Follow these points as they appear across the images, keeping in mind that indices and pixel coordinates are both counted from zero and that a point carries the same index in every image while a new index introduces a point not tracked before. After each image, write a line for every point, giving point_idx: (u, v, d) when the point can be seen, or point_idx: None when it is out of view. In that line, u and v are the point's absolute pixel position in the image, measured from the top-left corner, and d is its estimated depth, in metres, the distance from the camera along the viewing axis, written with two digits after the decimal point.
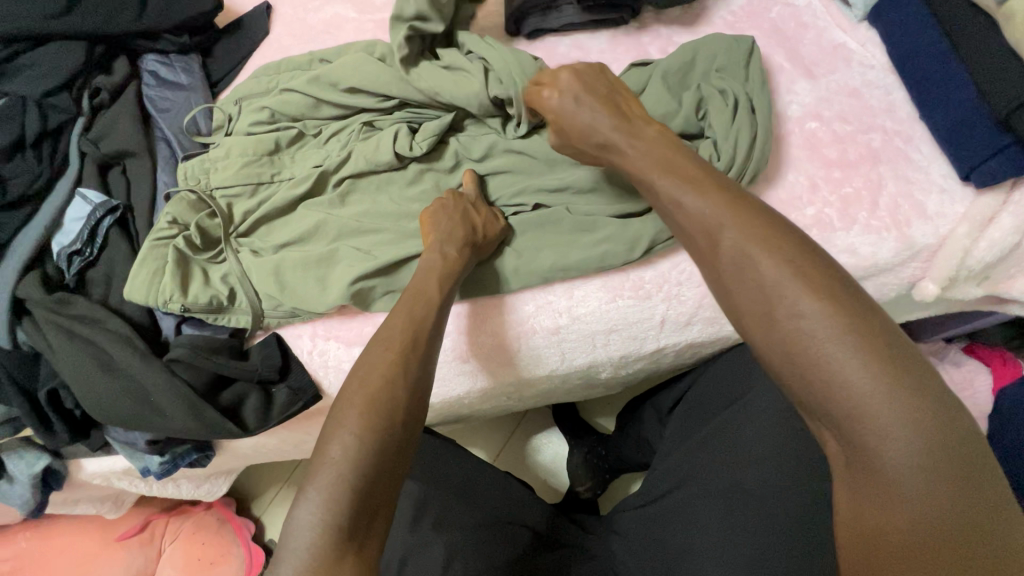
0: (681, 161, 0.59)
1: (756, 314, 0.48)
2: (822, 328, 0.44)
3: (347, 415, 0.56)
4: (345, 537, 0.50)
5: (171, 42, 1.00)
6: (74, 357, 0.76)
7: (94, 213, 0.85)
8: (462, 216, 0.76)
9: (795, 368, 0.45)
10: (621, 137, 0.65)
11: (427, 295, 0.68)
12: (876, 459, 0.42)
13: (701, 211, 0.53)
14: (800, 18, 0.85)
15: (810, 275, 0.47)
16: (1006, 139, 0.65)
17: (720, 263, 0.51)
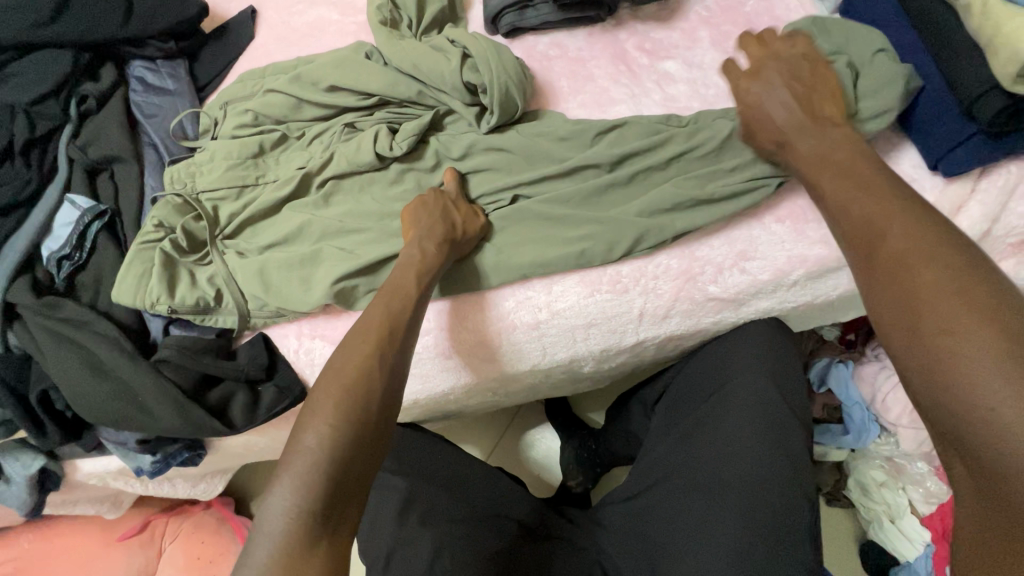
0: (863, 176, 0.60)
1: (899, 319, 0.50)
2: (969, 339, 0.45)
3: (324, 406, 0.57)
4: (318, 524, 0.52)
5: (156, 48, 1.01)
6: (64, 359, 0.77)
7: (82, 218, 0.86)
8: (441, 214, 0.77)
9: (930, 373, 0.46)
10: (797, 137, 0.68)
11: (404, 292, 0.70)
12: (1007, 478, 0.40)
13: (867, 217, 0.57)
14: (774, 11, 0.87)
15: (970, 291, 0.47)
16: (973, 127, 0.66)
17: (874, 266, 0.54)
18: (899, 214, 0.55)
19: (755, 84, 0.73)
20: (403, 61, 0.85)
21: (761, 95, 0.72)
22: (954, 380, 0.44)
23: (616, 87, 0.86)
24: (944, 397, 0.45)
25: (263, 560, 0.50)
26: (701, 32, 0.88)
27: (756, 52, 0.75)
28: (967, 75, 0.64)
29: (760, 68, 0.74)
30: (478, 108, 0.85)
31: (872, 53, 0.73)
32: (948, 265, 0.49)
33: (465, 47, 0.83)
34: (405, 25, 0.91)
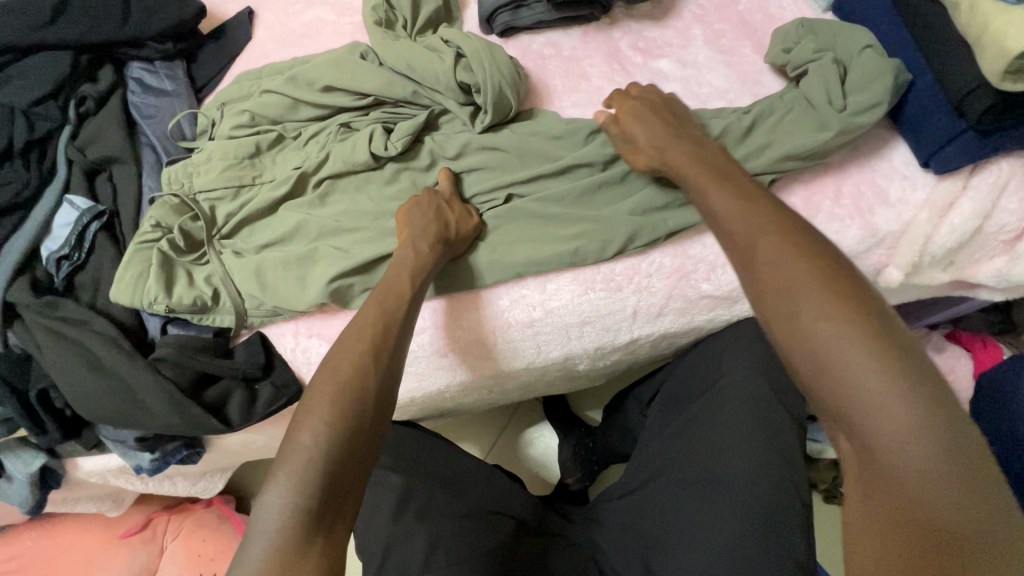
0: (732, 178, 0.61)
1: (779, 316, 0.49)
2: (840, 331, 0.45)
3: (319, 404, 0.58)
4: (314, 520, 0.52)
5: (154, 49, 1.02)
6: (62, 358, 0.78)
7: (81, 218, 0.87)
8: (435, 214, 0.78)
9: (814, 370, 0.46)
10: (676, 145, 0.69)
11: (397, 290, 0.70)
12: (891, 466, 0.42)
13: (738, 214, 0.56)
14: (767, 9, 0.87)
15: (832, 282, 0.48)
16: (963, 124, 0.66)
17: (750, 261, 0.53)
18: (765, 208, 0.55)
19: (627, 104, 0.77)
20: (397, 62, 0.86)
21: (638, 118, 0.75)
22: (836, 374, 0.45)
23: (610, 86, 0.86)
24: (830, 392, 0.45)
25: (258, 557, 0.51)
26: (695, 30, 0.88)
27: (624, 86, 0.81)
28: (957, 72, 0.64)
29: (632, 101, 0.77)
30: (473, 108, 0.85)
31: (860, 49, 0.74)
32: (810, 256, 0.50)
33: (459, 47, 0.84)
34: (400, 25, 0.91)
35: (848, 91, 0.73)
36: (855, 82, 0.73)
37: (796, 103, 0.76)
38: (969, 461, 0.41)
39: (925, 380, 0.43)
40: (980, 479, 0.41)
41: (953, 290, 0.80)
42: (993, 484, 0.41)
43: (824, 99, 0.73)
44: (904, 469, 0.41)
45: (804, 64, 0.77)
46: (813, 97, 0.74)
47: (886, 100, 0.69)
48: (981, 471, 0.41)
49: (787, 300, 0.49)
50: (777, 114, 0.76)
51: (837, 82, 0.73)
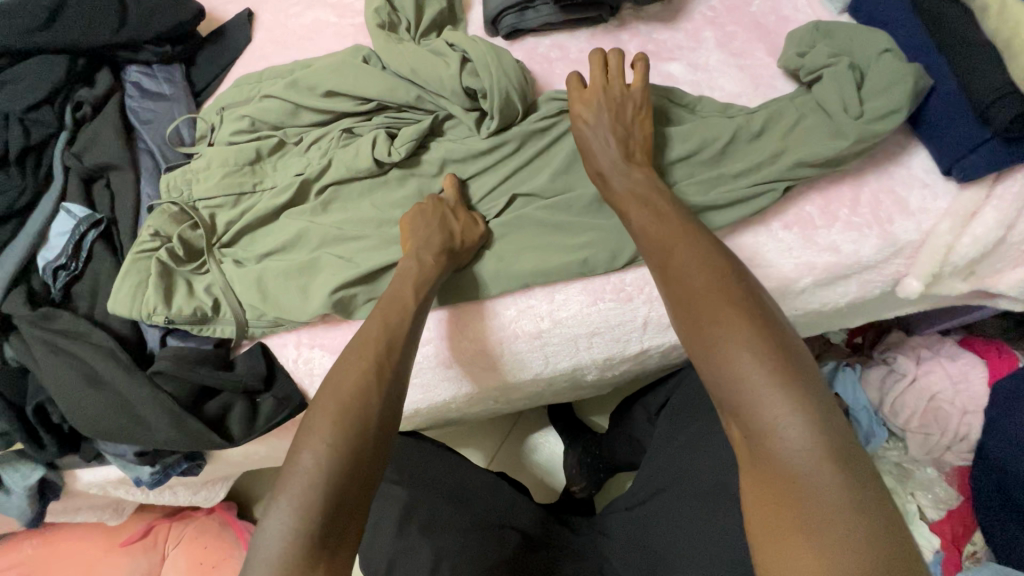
0: (659, 200, 0.65)
1: (684, 319, 0.54)
2: (732, 333, 0.50)
3: (320, 425, 0.56)
4: (316, 547, 0.50)
5: (152, 53, 0.99)
6: (59, 371, 0.77)
7: (78, 227, 0.86)
8: (440, 224, 0.76)
9: (711, 370, 0.50)
10: (614, 170, 0.70)
11: (400, 305, 0.68)
12: (771, 451, 0.45)
13: (659, 231, 0.62)
14: (781, 11, 0.85)
15: (727, 288, 0.54)
16: (987, 132, 0.65)
17: (664, 272, 0.59)
18: (681, 230, 0.61)
19: (588, 109, 0.74)
20: (402, 65, 0.84)
21: (589, 126, 0.73)
22: (729, 374, 0.49)
23: None
24: (722, 389, 0.49)
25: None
26: (706, 32, 0.86)
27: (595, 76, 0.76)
28: (981, 78, 0.63)
29: (594, 102, 0.73)
30: (478, 113, 0.83)
31: (877, 53, 0.72)
32: (712, 268, 0.56)
33: (464, 51, 0.82)
34: (403, 28, 0.89)
35: (867, 95, 0.71)
36: (873, 86, 0.70)
37: (811, 109, 0.74)
38: (840, 451, 0.45)
39: (802, 379, 0.48)
40: (851, 466, 0.44)
41: (972, 300, 0.78)
42: (863, 471, 0.45)
43: (840, 107, 0.71)
44: (781, 452, 0.45)
45: (819, 69, 0.75)
46: (829, 104, 0.72)
47: (907, 106, 0.67)
48: (842, 455, 0.44)
49: (688, 304, 0.55)
50: (792, 119, 0.74)
51: (853, 88, 0.71)
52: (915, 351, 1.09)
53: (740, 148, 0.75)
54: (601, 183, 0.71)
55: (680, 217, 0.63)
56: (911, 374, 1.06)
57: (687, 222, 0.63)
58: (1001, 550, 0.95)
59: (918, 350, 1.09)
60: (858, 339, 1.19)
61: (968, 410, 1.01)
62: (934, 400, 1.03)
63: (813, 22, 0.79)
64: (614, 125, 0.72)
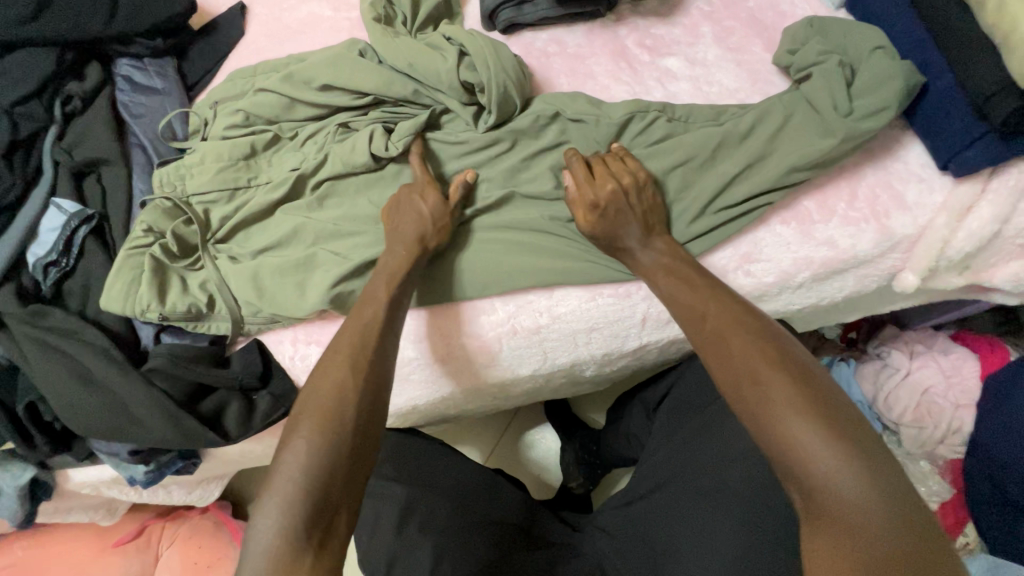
0: (686, 266, 0.68)
1: (732, 386, 0.57)
2: (779, 394, 0.53)
3: (301, 422, 0.56)
4: (300, 542, 0.50)
5: (144, 46, 0.98)
6: (51, 369, 0.76)
7: (69, 222, 0.84)
8: (415, 214, 0.75)
9: (763, 433, 0.52)
10: (635, 245, 0.70)
11: (375, 301, 0.69)
12: (831, 507, 0.47)
13: (688, 299, 0.65)
14: (778, 7, 0.85)
15: (768, 352, 0.57)
16: (983, 127, 0.65)
17: (703, 340, 0.62)
18: (711, 293, 0.65)
19: (597, 189, 0.71)
20: (398, 60, 0.83)
21: (604, 207, 0.71)
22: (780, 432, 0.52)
23: (618, 85, 0.84)
24: (776, 449, 0.51)
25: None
26: (704, 27, 0.86)
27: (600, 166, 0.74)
28: (978, 74, 0.63)
29: (605, 185, 0.71)
30: (476, 108, 0.83)
31: (870, 49, 0.72)
32: (750, 333, 0.59)
33: (462, 45, 0.81)
34: (400, 22, 0.88)
35: (857, 93, 0.71)
36: (866, 83, 0.71)
37: (800, 105, 0.73)
38: (896, 497, 0.47)
39: (852, 432, 0.50)
40: (908, 512, 0.46)
41: (967, 294, 0.79)
42: (919, 512, 0.47)
43: (830, 104, 0.71)
44: (840, 507, 0.47)
45: (809, 67, 0.75)
46: (818, 101, 0.72)
47: (894, 104, 0.68)
48: (900, 501, 0.47)
49: (733, 371, 0.57)
50: (785, 114, 0.73)
51: (843, 85, 0.71)
52: (909, 346, 1.10)
53: (731, 147, 0.74)
54: (623, 259, 0.72)
55: (709, 281, 0.66)
56: (905, 369, 1.07)
57: (713, 285, 0.66)
58: (993, 540, 0.96)
59: (912, 345, 1.10)
60: (852, 335, 1.21)
61: (960, 404, 1.02)
62: (927, 394, 1.04)
63: (809, 18, 0.79)
64: (631, 206, 0.71)
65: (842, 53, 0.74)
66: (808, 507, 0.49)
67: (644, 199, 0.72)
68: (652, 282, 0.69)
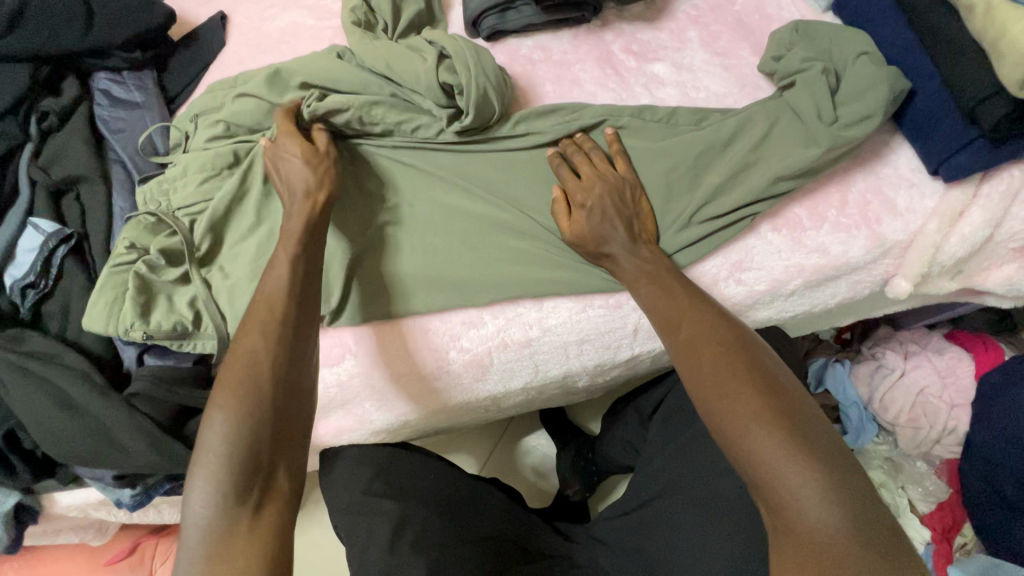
0: (666, 273, 0.67)
1: (700, 399, 0.56)
2: (744, 408, 0.53)
3: (218, 394, 0.57)
4: (236, 506, 0.52)
5: (121, 59, 0.96)
6: (28, 396, 0.74)
7: (46, 243, 0.82)
8: (299, 163, 0.73)
9: (730, 448, 0.52)
10: (621, 250, 0.68)
11: (280, 263, 0.66)
12: (794, 521, 0.48)
13: (659, 308, 0.64)
14: (765, 9, 0.85)
15: (737, 363, 0.56)
16: (973, 132, 0.64)
17: (675, 349, 0.61)
18: (685, 299, 0.64)
19: (585, 193, 0.71)
20: (375, 62, 0.81)
21: (590, 209, 0.69)
22: (746, 447, 0.51)
23: (604, 92, 0.82)
24: (742, 461, 0.52)
25: (188, 561, 0.51)
26: (690, 32, 0.85)
27: (585, 168, 0.73)
28: (968, 77, 0.62)
29: (589, 187, 0.71)
30: (454, 112, 0.80)
31: (855, 55, 0.71)
32: (721, 343, 0.58)
33: (443, 48, 0.79)
34: (381, 30, 0.87)
35: (841, 100, 0.70)
36: (851, 87, 0.70)
37: (784, 113, 0.72)
38: (860, 507, 0.48)
39: (820, 446, 0.50)
40: (875, 528, 0.47)
41: (959, 297, 0.78)
42: (882, 524, 0.48)
43: (814, 112, 0.70)
44: (801, 522, 0.47)
45: (793, 74, 0.74)
46: (803, 110, 0.71)
47: (881, 110, 0.66)
48: (862, 511, 0.47)
49: (701, 384, 0.56)
50: (771, 122, 0.72)
51: (827, 93, 0.70)
52: (903, 346, 1.10)
53: (716, 155, 0.73)
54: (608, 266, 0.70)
55: (687, 286, 0.65)
56: (899, 370, 1.06)
57: (688, 291, 0.65)
58: (993, 542, 0.95)
59: (906, 345, 1.10)
60: (847, 335, 1.20)
61: (955, 404, 1.02)
62: (922, 394, 1.04)
63: (794, 22, 0.78)
64: (619, 212, 0.69)
65: (829, 57, 0.73)
66: (773, 520, 0.50)
67: (633, 203, 0.71)
68: (623, 274, 0.68)
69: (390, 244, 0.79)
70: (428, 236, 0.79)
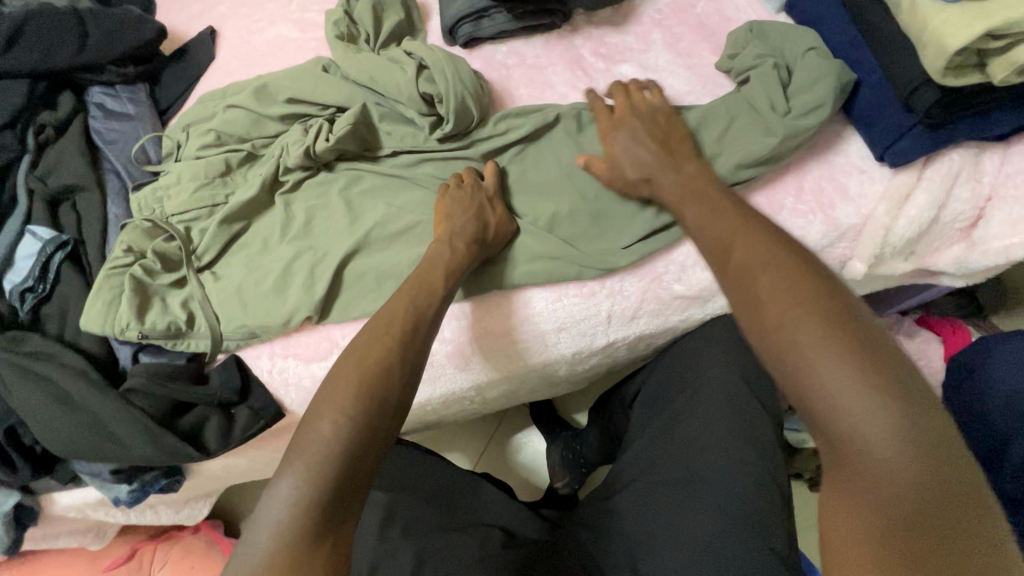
0: (714, 192, 0.65)
1: (751, 324, 0.51)
2: (807, 332, 0.47)
3: (341, 394, 0.57)
4: (324, 521, 0.50)
5: (115, 73, 1.00)
6: (29, 394, 0.77)
7: (44, 249, 0.86)
8: (475, 216, 0.76)
9: (787, 377, 0.47)
10: (663, 171, 0.70)
11: (430, 287, 0.69)
12: (856, 460, 0.43)
13: (714, 233, 0.60)
14: (724, 12, 0.89)
15: (799, 286, 0.50)
16: (912, 119, 0.69)
17: (728, 275, 0.56)
18: (741, 222, 0.58)
19: (613, 129, 0.77)
20: (360, 74, 0.86)
21: (621, 139, 0.75)
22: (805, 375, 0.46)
23: (574, 93, 0.87)
24: (800, 393, 0.46)
25: (263, 550, 0.49)
26: (655, 34, 0.89)
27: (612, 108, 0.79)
28: (904, 68, 0.67)
29: (625, 119, 0.77)
30: (436, 118, 0.85)
31: (803, 51, 0.76)
32: (780, 267, 0.52)
33: (421, 59, 0.84)
34: (363, 40, 0.91)
35: (794, 93, 0.74)
36: (802, 82, 0.74)
37: (742, 107, 0.77)
38: (936, 448, 0.42)
39: (898, 379, 0.44)
40: (950, 471, 0.41)
41: (916, 278, 0.82)
42: (960, 474, 0.42)
43: (768, 104, 0.74)
44: (862, 460, 0.42)
45: (747, 70, 0.79)
46: (757, 102, 0.75)
47: (829, 100, 0.71)
48: (938, 454, 0.42)
49: (755, 308, 0.51)
50: (728, 117, 0.76)
51: (779, 86, 0.75)
52: None
53: None
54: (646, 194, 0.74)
55: (741, 210, 0.60)
56: None
57: (747, 215, 0.59)
58: None
59: None
60: None
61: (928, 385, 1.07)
62: None
63: (748, 23, 0.83)
64: (638, 153, 0.73)
65: (784, 54, 0.78)
66: (829, 456, 0.45)
67: (666, 128, 0.75)
68: (670, 195, 0.69)
69: (374, 241, 0.83)
70: (411, 233, 0.83)
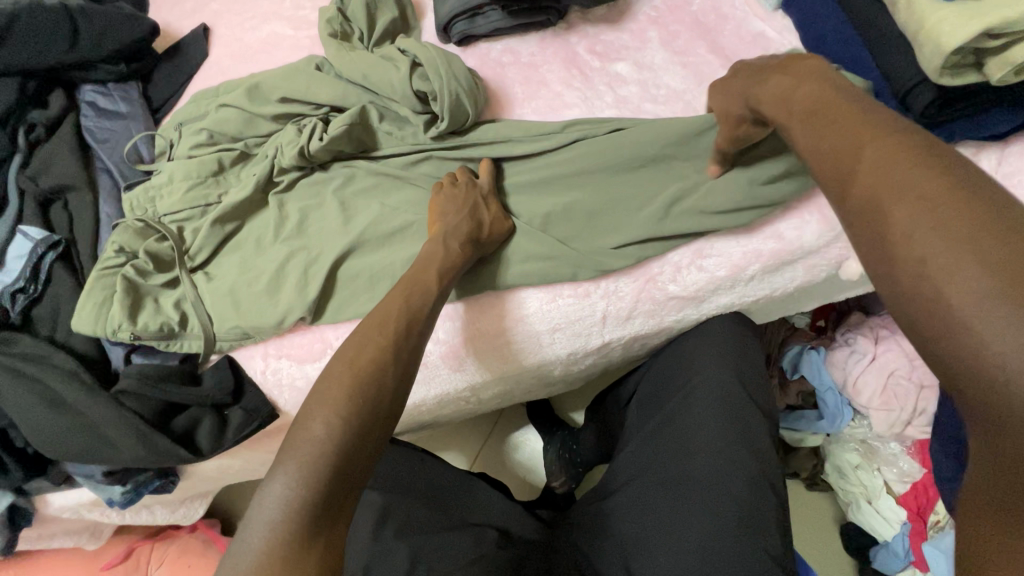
0: (838, 97, 0.48)
1: (880, 272, 0.39)
2: (961, 285, 0.34)
3: (335, 394, 0.56)
4: (316, 520, 0.50)
5: (107, 71, 0.99)
6: (19, 395, 0.76)
7: (35, 249, 0.85)
8: (469, 216, 0.75)
9: (933, 343, 0.35)
10: (766, 91, 0.57)
11: (424, 283, 0.69)
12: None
13: (829, 151, 0.45)
14: (720, 9, 0.88)
15: (952, 219, 0.36)
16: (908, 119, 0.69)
17: (850, 206, 0.42)
18: (869, 130, 0.43)
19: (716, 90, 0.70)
20: (353, 72, 0.85)
21: (723, 90, 0.67)
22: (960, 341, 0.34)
23: (570, 91, 0.86)
24: (949, 363, 0.35)
25: (253, 549, 0.48)
26: (650, 32, 0.88)
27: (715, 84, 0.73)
28: (900, 68, 0.67)
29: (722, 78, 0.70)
30: (430, 117, 0.84)
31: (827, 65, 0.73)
32: (926, 190, 0.38)
33: (414, 57, 0.83)
34: (357, 38, 0.90)
35: None
36: None
37: None
38: None
39: None
40: None
41: None
42: None
43: None
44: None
45: None
46: None
47: None
48: None
49: (886, 252, 0.39)
50: None
51: None
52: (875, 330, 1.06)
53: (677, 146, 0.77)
54: (748, 134, 0.65)
55: (872, 116, 0.44)
56: (871, 354, 1.02)
57: (882, 118, 0.44)
58: None
59: (878, 329, 1.05)
60: (822, 323, 1.15)
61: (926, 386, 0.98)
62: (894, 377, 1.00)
63: None
64: (737, 86, 0.64)
65: None
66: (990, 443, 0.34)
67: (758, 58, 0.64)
68: (769, 108, 0.56)
69: (369, 241, 0.82)
70: (405, 233, 0.82)
